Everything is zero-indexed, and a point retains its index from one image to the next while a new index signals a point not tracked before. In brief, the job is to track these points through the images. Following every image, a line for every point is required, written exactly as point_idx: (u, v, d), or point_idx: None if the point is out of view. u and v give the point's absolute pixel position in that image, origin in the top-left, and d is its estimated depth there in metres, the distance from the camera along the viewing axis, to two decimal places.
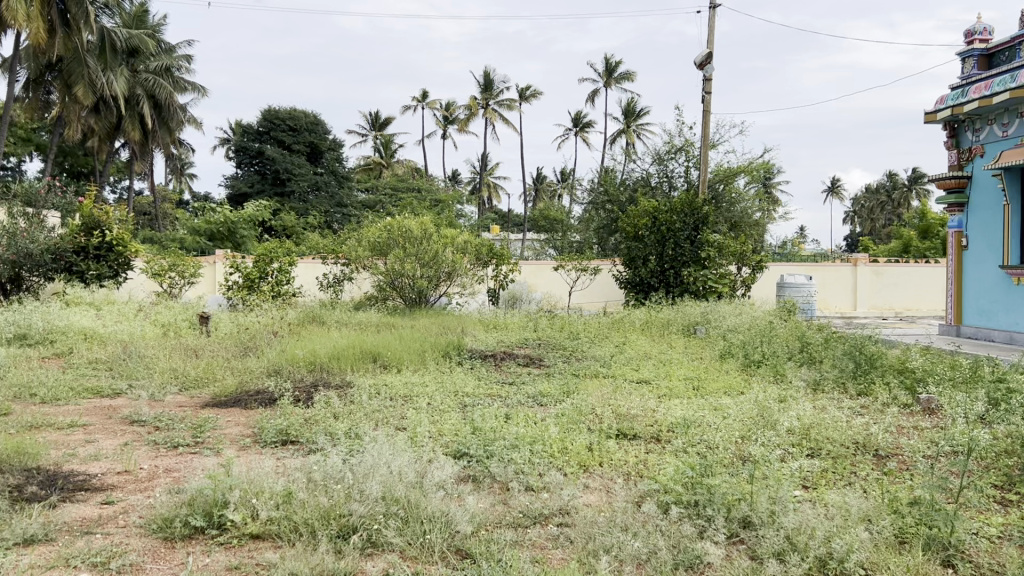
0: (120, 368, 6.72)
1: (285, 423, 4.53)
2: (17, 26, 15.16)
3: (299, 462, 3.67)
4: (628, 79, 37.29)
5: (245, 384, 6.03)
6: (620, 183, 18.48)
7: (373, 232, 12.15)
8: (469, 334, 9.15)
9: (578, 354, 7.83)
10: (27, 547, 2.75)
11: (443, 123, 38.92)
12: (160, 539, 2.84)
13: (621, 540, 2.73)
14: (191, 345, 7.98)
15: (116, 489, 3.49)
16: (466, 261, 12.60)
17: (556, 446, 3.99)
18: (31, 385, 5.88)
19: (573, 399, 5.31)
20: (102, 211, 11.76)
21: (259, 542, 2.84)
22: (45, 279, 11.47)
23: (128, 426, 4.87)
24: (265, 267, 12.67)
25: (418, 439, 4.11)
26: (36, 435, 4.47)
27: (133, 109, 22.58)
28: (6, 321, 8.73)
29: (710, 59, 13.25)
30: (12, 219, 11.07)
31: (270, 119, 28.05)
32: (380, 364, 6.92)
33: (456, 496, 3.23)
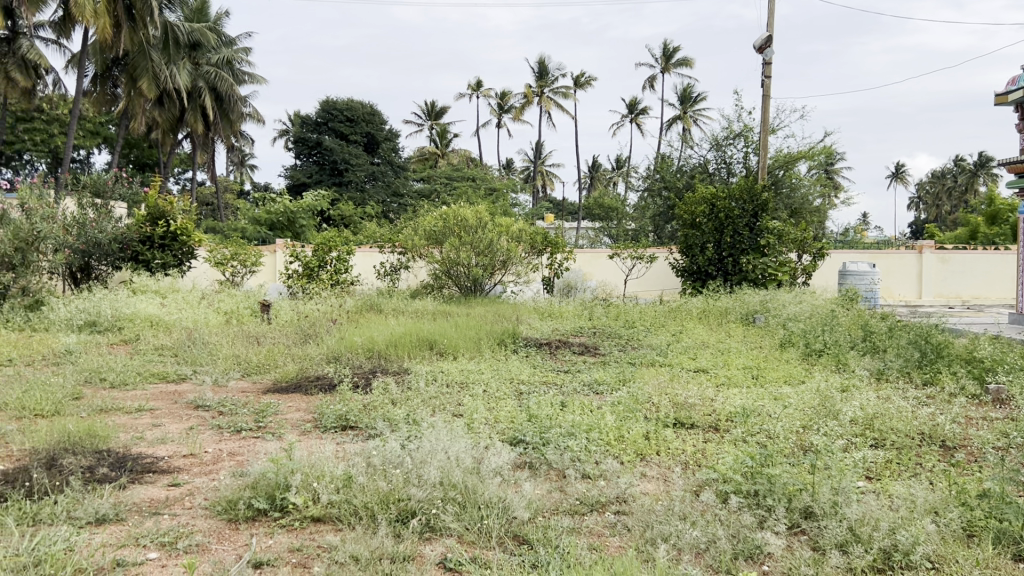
0: (185, 355, 6.90)
1: (344, 409, 4.60)
2: (84, 22, 15.61)
3: (358, 446, 3.73)
4: (685, 64, 36.86)
5: (306, 369, 6.15)
6: (677, 170, 18.27)
7: (430, 221, 12.21)
8: (525, 322, 9.16)
9: (635, 342, 7.79)
10: (98, 527, 2.84)
11: (499, 111, 39.01)
12: (225, 521, 2.90)
13: (680, 528, 2.70)
14: (253, 332, 8.15)
15: (182, 472, 3.58)
16: (520, 250, 12.59)
17: (613, 434, 3.97)
18: (101, 371, 6.07)
19: (630, 388, 5.28)
20: (166, 202, 12.07)
21: (319, 525, 2.89)
22: (113, 268, 11.84)
23: (193, 410, 4.99)
24: (324, 256, 12.86)
25: (475, 426, 4.14)
26: (106, 419, 4.62)
27: (195, 102, 23.02)
28: (77, 308, 9.05)
29: (771, 42, 12.99)
30: (82, 209, 11.41)
31: (328, 110, 28.41)
32: (436, 352, 6.95)
33: (513, 483, 3.24)
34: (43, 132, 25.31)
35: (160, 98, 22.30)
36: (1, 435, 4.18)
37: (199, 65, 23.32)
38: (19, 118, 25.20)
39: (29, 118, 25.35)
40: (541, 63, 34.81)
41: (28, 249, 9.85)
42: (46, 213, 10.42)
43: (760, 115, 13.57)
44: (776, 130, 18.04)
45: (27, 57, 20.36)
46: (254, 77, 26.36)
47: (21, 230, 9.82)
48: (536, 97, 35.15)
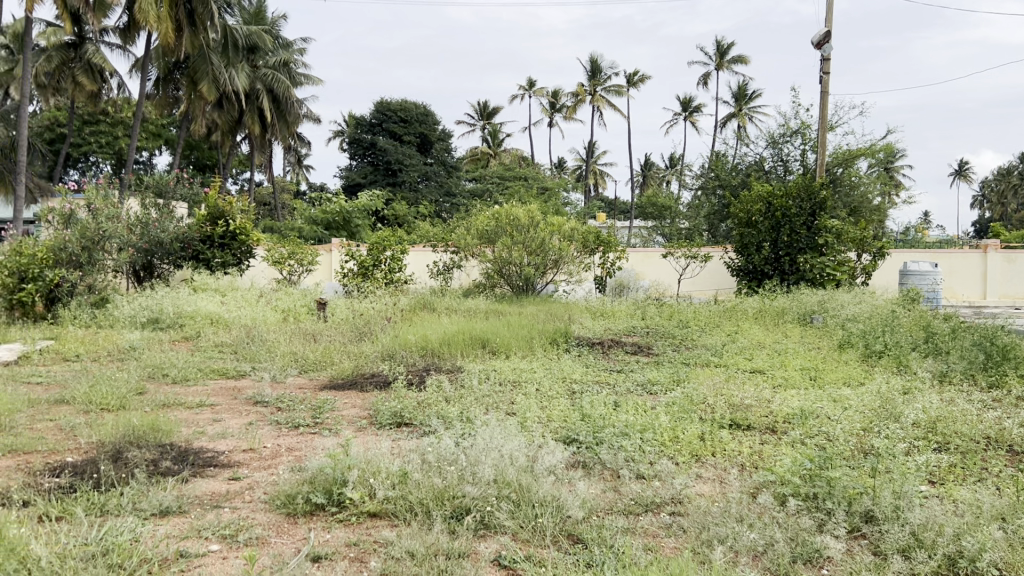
0: (244, 352, 7.02)
1: (399, 406, 4.64)
2: (147, 26, 16.03)
3: (413, 443, 3.75)
4: (740, 61, 36.43)
5: (362, 366, 6.23)
6: (732, 168, 18.05)
7: (483, 220, 12.26)
8: (577, 322, 9.13)
9: (689, 343, 7.70)
10: (162, 518, 2.91)
11: (551, 110, 38.99)
12: (284, 514, 2.96)
13: (737, 530, 2.67)
14: (309, 330, 8.27)
15: (243, 466, 3.66)
16: (573, 249, 12.54)
17: (668, 435, 3.94)
18: (164, 366, 6.23)
19: (685, 388, 5.23)
20: (226, 202, 12.31)
21: (376, 520, 2.93)
22: (175, 267, 12.14)
23: (252, 406, 5.09)
24: (378, 255, 12.97)
25: (528, 424, 4.15)
26: (168, 413, 4.74)
27: (253, 104, 23.46)
28: (140, 305, 9.31)
29: (829, 37, 12.74)
30: (145, 209, 11.73)
31: (383, 111, 28.74)
32: (489, 350, 6.98)
33: (566, 481, 3.23)
34: (108, 134, 26.23)
35: (219, 101, 22.75)
36: (70, 428, 4.32)
37: (257, 68, 23.70)
38: (86, 120, 26.12)
39: (95, 121, 26.29)
40: (594, 62, 34.72)
41: (95, 248, 10.15)
42: (111, 212, 10.73)
43: (817, 112, 13.33)
44: (835, 127, 17.69)
45: (92, 61, 20.93)
46: (310, 78, 26.74)
47: (87, 229, 10.13)
48: (589, 95, 35.04)
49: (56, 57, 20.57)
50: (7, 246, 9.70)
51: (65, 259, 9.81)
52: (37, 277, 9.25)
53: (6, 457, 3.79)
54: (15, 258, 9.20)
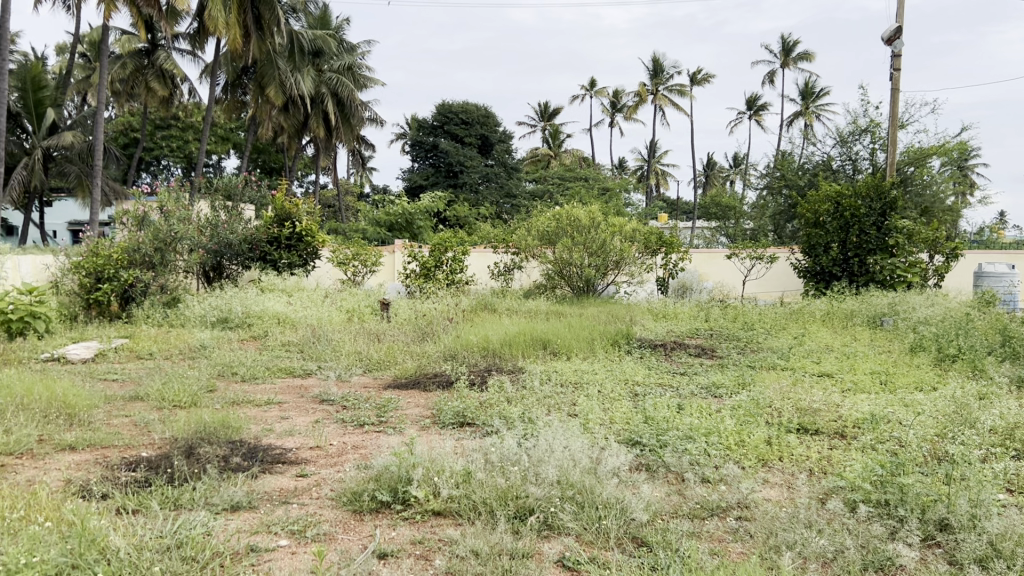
0: (310, 351, 7.15)
1: (461, 406, 4.68)
2: (216, 33, 16.45)
3: (476, 443, 3.77)
4: (806, 58, 35.78)
5: (425, 366, 6.29)
6: (799, 168, 17.75)
7: (543, 221, 12.28)
8: (639, 323, 9.07)
9: (754, 345, 7.60)
10: (233, 513, 2.99)
11: (613, 110, 38.83)
12: (350, 511, 3.01)
13: (805, 536, 2.62)
14: (373, 330, 8.37)
15: (310, 463, 3.73)
16: (634, 250, 12.43)
17: (733, 439, 3.88)
18: (233, 365, 6.38)
19: (751, 392, 5.14)
20: (292, 203, 12.54)
21: (440, 519, 2.95)
22: (243, 267, 12.43)
23: (318, 404, 5.18)
24: (440, 256, 13.08)
25: (591, 426, 4.12)
26: (238, 410, 4.85)
27: (318, 107, 23.88)
28: (210, 305, 9.56)
29: (900, 33, 12.41)
30: (214, 211, 12.06)
31: (444, 113, 28.99)
32: (550, 351, 6.98)
33: (630, 484, 3.21)
34: (179, 139, 27.11)
35: (286, 105, 23.19)
36: (145, 424, 4.46)
37: (322, 72, 24.07)
38: (158, 125, 26.94)
39: (167, 125, 27.13)
40: (656, 61, 34.46)
41: (166, 249, 10.45)
42: (182, 215, 11.04)
43: (888, 110, 13.01)
44: (906, 125, 17.23)
45: (164, 67, 21.56)
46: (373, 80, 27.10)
47: (160, 231, 10.43)
48: (651, 95, 34.78)
49: (130, 64, 21.25)
50: (85, 247, 10.02)
51: (138, 260, 10.11)
52: (112, 277, 9.51)
53: (85, 451, 3.93)
54: (92, 259, 9.50)
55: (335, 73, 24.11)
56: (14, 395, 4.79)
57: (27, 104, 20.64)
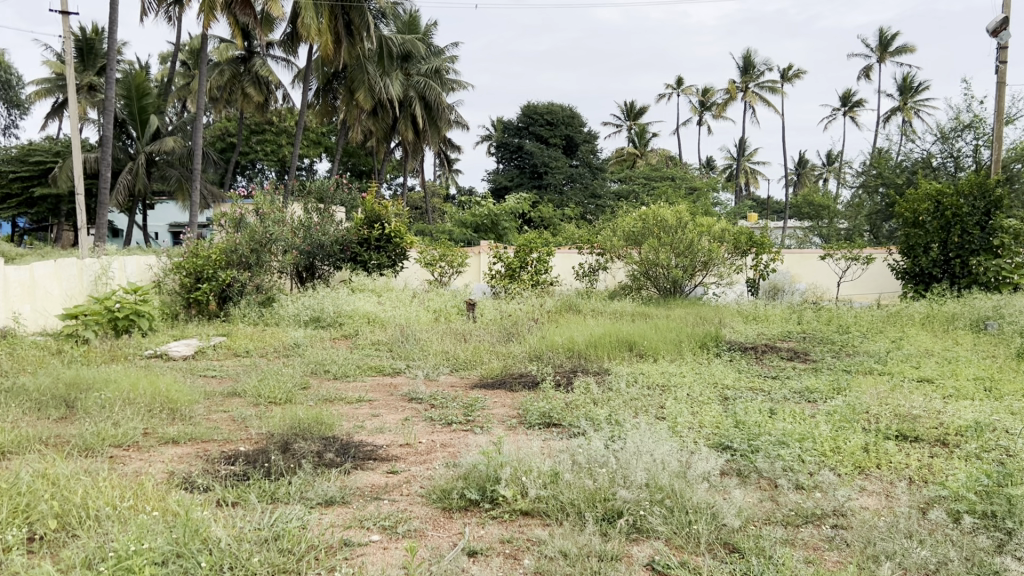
0: (398, 350, 7.28)
1: (548, 406, 4.69)
2: (309, 39, 16.91)
3: (563, 444, 3.77)
4: (905, 51, 34.52)
5: (511, 367, 6.33)
6: (896, 166, 17.17)
7: (630, 221, 12.21)
8: (728, 325, 8.95)
9: (850, 349, 7.38)
10: (327, 507, 3.06)
11: (701, 109, 38.29)
12: (439, 509, 3.05)
13: (906, 547, 2.53)
14: (460, 330, 8.46)
15: (400, 460, 3.79)
16: (723, 250, 12.15)
17: (827, 445, 3.78)
18: (325, 363, 6.55)
19: (846, 397, 4.99)
20: (381, 205, 12.77)
21: (528, 518, 2.97)
22: (334, 268, 12.74)
23: (407, 402, 5.27)
24: (525, 257, 13.11)
25: (680, 430, 4.07)
26: (330, 407, 4.98)
27: (406, 111, 24.23)
28: (304, 304, 9.82)
29: (1007, 24, 11.85)
30: (308, 213, 12.40)
31: (529, 114, 29.16)
32: (636, 352, 6.94)
33: (721, 489, 3.16)
34: (273, 143, 27.98)
35: (376, 109, 23.64)
36: (242, 419, 4.62)
37: (410, 75, 24.44)
38: (253, 130, 27.86)
39: (262, 130, 28.02)
40: (747, 58, 33.82)
41: (261, 250, 10.78)
42: (277, 217, 11.38)
43: (993, 104, 12.45)
44: (1013, 119, 16.43)
45: (260, 73, 22.20)
46: (460, 83, 27.35)
47: (255, 232, 10.79)
48: (741, 92, 34.14)
49: (227, 71, 22.16)
50: (186, 248, 10.42)
51: (235, 261, 10.47)
52: (211, 277, 9.87)
53: (187, 445, 4.09)
54: (192, 259, 9.88)
55: (423, 77, 24.43)
56: (122, 390, 5.03)
57: (132, 112, 21.62)
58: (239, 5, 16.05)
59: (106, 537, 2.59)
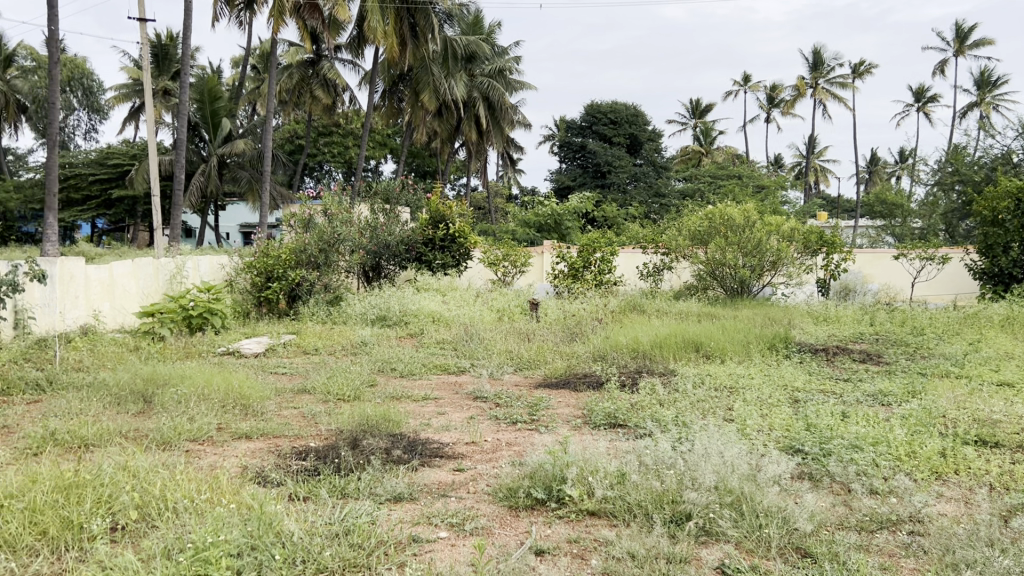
0: (463, 349, 7.33)
1: (613, 407, 4.67)
2: (375, 42, 17.14)
3: (630, 444, 3.75)
4: (983, 44, 33.37)
5: (575, 366, 6.32)
6: (973, 162, 16.62)
7: (696, 221, 12.08)
8: (797, 326, 8.79)
9: (925, 351, 7.16)
10: (395, 503, 3.11)
11: (769, 105, 37.64)
12: (506, 507, 3.07)
13: (987, 555, 2.45)
14: (524, 329, 8.47)
15: (466, 458, 3.82)
16: (793, 250, 11.89)
17: (903, 449, 3.69)
18: (391, 361, 6.63)
19: (922, 401, 4.86)
20: (446, 206, 12.86)
21: (595, 519, 2.96)
22: (400, 267, 12.89)
23: (472, 400, 5.31)
24: (588, 257, 13.07)
25: (749, 431, 4.01)
26: (396, 405, 5.05)
27: (470, 112, 24.39)
28: (370, 304, 9.95)
29: None
30: (374, 214, 12.57)
31: (593, 113, 29.09)
32: (703, 353, 6.85)
33: (792, 493, 3.10)
34: (340, 144, 28.44)
35: (440, 110, 23.84)
36: (312, 415, 4.72)
37: (474, 76, 24.57)
38: (321, 132, 28.37)
39: (329, 132, 28.50)
40: (816, 54, 33.13)
41: (329, 249, 10.96)
42: (344, 217, 11.58)
43: None
44: None
45: (328, 76, 22.57)
46: (524, 83, 27.39)
47: (324, 233, 10.99)
48: (810, 89, 33.46)
49: (296, 74, 22.59)
50: (256, 248, 10.65)
51: (305, 261, 10.68)
52: (281, 276, 10.07)
53: (259, 440, 4.19)
54: (263, 259, 10.11)
55: (487, 77, 24.52)
56: (197, 385, 5.18)
57: (205, 115, 22.21)
58: (307, 9, 16.34)
59: (183, 528, 2.66)
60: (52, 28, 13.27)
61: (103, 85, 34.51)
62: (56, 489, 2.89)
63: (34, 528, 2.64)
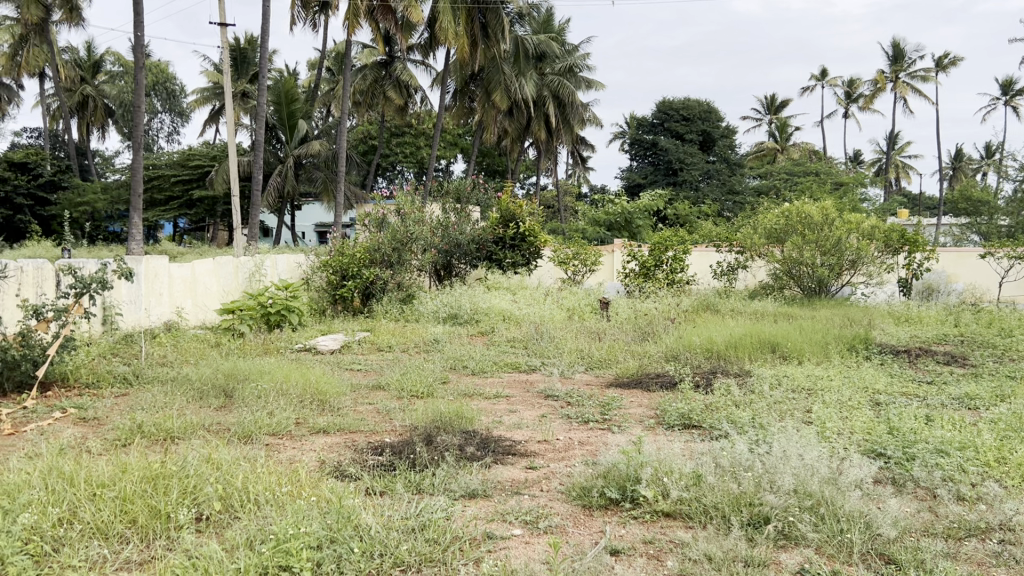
0: (534, 347, 7.34)
1: (687, 407, 4.61)
2: (446, 42, 17.27)
3: (705, 446, 3.70)
4: None
5: (647, 367, 6.26)
6: None
7: (771, 219, 11.88)
8: (878, 327, 8.55)
9: (1015, 354, 6.88)
10: (470, 499, 3.13)
11: (846, 100, 36.70)
12: (580, 506, 3.07)
13: None
14: (595, 329, 8.42)
15: (539, 456, 3.83)
16: (873, 249, 11.53)
17: (991, 454, 3.55)
18: (463, 358, 6.69)
19: (1012, 405, 4.67)
20: (516, 205, 12.89)
21: (670, 520, 2.93)
22: (471, 266, 12.97)
23: (544, 399, 5.31)
24: (660, 255, 12.91)
25: (829, 434, 3.92)
26: (469, 402, 5.08)
27: (540, 110, 24.45)
28: (442, 302, 10.03)
29: None
30: (445, 213, 12.67)
31: (665, 110, 28.84)
32: (779, 354, 6.71)
33: (875, 498, 3.02)
34: (412, 144, 28.78)
35: (511, 109, 23.93)
36: (387, 411, 4.79)
37: (544, 75, 24.58)
38: (393, 133, 28.75)
39: (401, 133, 28.86)
40: (896, 46, 32.17)
41: (403, 248, 11.09)
42: (417, 217, 11.71)
43: None
44: None
45: (400, 77, 22.83)
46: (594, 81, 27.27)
47: (397, 232, 11.13)
48: (889, 83, 32.51)
49: (370, 76, 22.92)
50: (331, 247, 10.84)
51: (378, 259, 10.85)
52: (356, 274, 10.24)
53: (337, 435, 4.27)
54: (338, 258, 10.28)
55: (557, 76, 24.49)
56: (277, 380, 5.32)
57: (281, 117, 22.72)
58: (381, 11, 16.54)
59: (265, 520, 2.73)
60: (138, 34, 13.72)
61: (185, 88, 35.61)
62: (144, 479, 3.00)
63: (125, 517, 2.74)
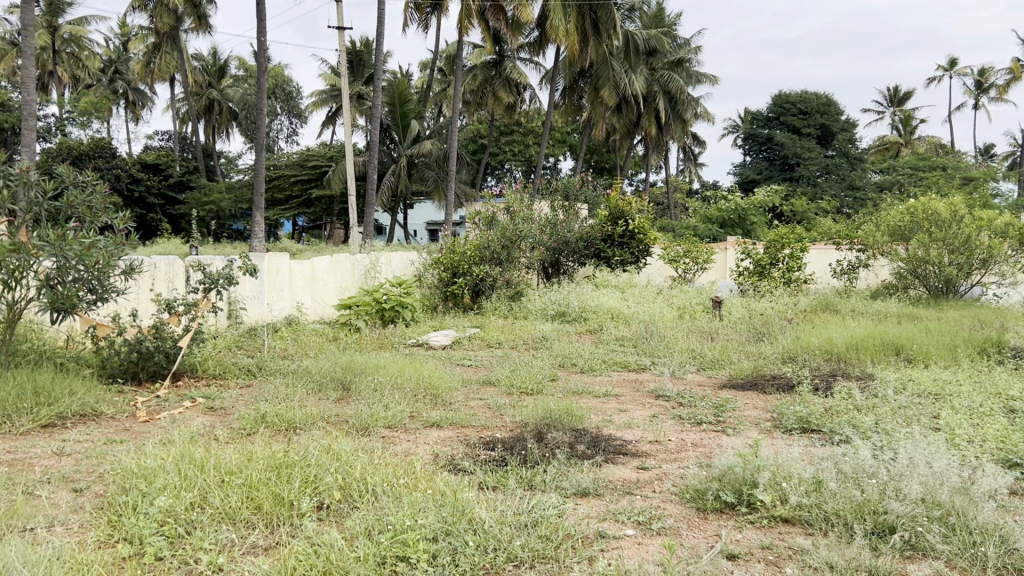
0: (643, 347, 7.27)
1: (806, 411, 4.46)
2: (556, 40, 17.29)
3: (826, 451, 3.58)
4: None
5: (761, 368, 6.11)
6: None
7: (895, 214, 11.39)
8: (1012, 330, 8.09)
9: None
10: (582, 498, 3.13)
11: (977, 90, 34.79)
12: (694, 509, 3.02)
13: None
14: (707, 328, 8.27)
15: (651, 457, 3.79)
16: (1007, 247, 10.88)
17: None
18: (572, 356, 6.68)
19: None
20: (625, 203, 12.82)
21: (789, 526, 2.85)
22: (579, 264, 12.95)
23: (654, 399, 5.25)
24: (776, 254, 12.54)
25: (959, 442, 3.72)
26: (579, 400, 5.08)
27: (650, 106, 24.21)
28: (552, 299, 10.06)
29: None
30: (554, 211, 12.68)
31: (781, 103, 28.03)
32: (904, 357, 6.43)
33: (1011, 510, 2.86)
34: (521, 142, 28.95)
35: (620, 105, 23.74)
36: (498, 407, 4.84)
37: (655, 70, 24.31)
38: (503, 131, 29.01)
39: (511, 131, 29.09)
40: None
41: (512, 246, 11.16)
42: (526, 215, 11.77)
43: None
44: None
45: (510, 76, 22.95)
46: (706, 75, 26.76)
47: (506, 230, 11.20)
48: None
49: (480, 75, 23.17)
50: (442, 245, 11.03)
51: (488, 256, 10.96)
52: (466, 272, 10.39)
53: (449, 429, 4.34)
54: (449, 255, 10.46)
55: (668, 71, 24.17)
56: (391, 374, 5.45)
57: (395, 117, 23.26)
58: (492, 11, 16.72)
59: (382, 510, 2.81)
60: (261, 40, 14.31)
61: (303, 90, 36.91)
62: (269, 467, 3.13)
63: (251, 503, 2.86)
